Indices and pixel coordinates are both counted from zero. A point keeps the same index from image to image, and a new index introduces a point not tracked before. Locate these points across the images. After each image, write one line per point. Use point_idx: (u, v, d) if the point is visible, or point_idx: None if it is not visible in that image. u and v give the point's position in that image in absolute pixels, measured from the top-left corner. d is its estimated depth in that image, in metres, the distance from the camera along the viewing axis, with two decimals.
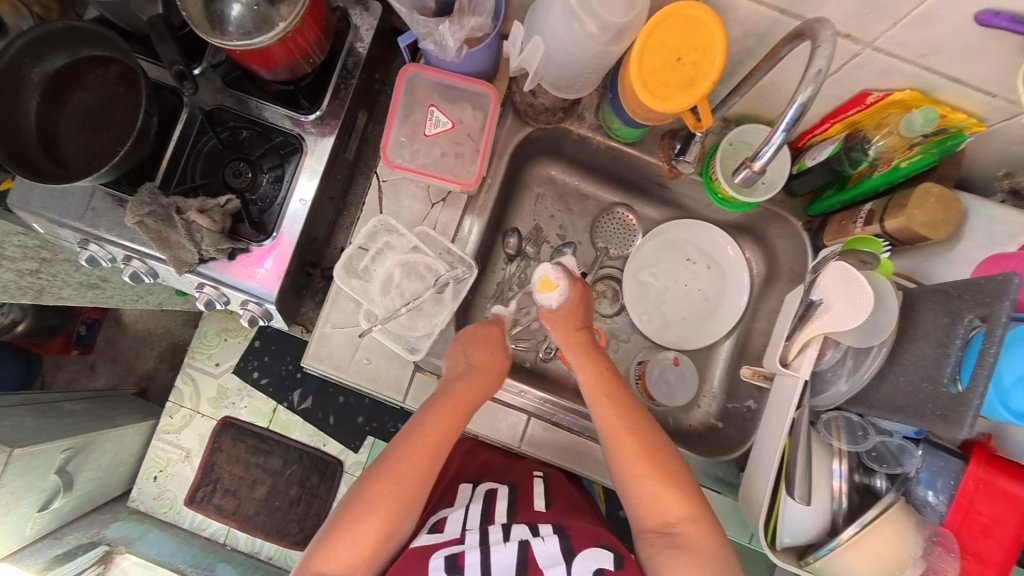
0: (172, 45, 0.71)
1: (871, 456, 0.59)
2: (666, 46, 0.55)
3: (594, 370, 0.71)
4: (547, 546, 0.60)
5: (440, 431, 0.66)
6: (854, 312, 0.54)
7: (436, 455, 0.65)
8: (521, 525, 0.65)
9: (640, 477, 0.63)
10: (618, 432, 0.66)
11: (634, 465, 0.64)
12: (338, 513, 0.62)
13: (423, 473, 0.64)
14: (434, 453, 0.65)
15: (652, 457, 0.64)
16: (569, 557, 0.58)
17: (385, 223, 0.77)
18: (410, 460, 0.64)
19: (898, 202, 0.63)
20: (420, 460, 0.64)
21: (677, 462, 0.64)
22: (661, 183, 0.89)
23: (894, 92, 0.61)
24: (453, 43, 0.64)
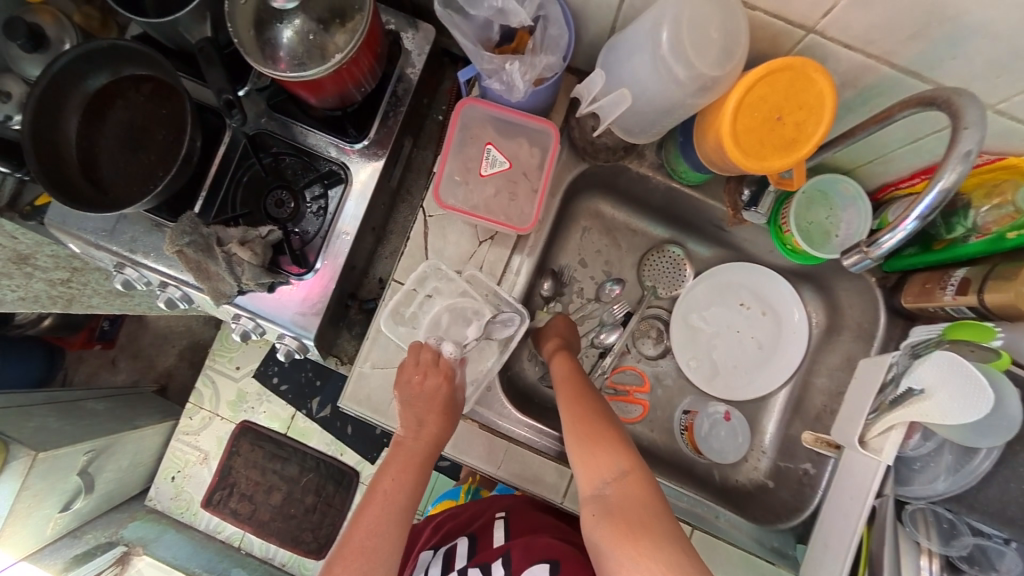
0: (219, 71, 0.66)
1: (961, 556, 0.52)
2: (767, 104, 0.50)
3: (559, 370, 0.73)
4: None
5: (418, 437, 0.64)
6: (965, 409, 0.49)
7: (412, 464, 0.63)
8: (474, 574, 0.67)
9: (580, 455, 0.61)
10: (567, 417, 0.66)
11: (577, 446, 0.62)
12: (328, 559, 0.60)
13: (397, 483, 0.61)
14: (412, 460, 0.63)
15: (591, 435, 0.62)
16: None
17: (436, 268, 0.72)
18: (386, 471, 0.63)
19: (1004, 275, 0.58)
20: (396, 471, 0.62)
21: (617, 438, 0.61)
22: (722, 228, 0.83)
23: (1011, 157, 0.56)
24: (522, 84, 0.59)
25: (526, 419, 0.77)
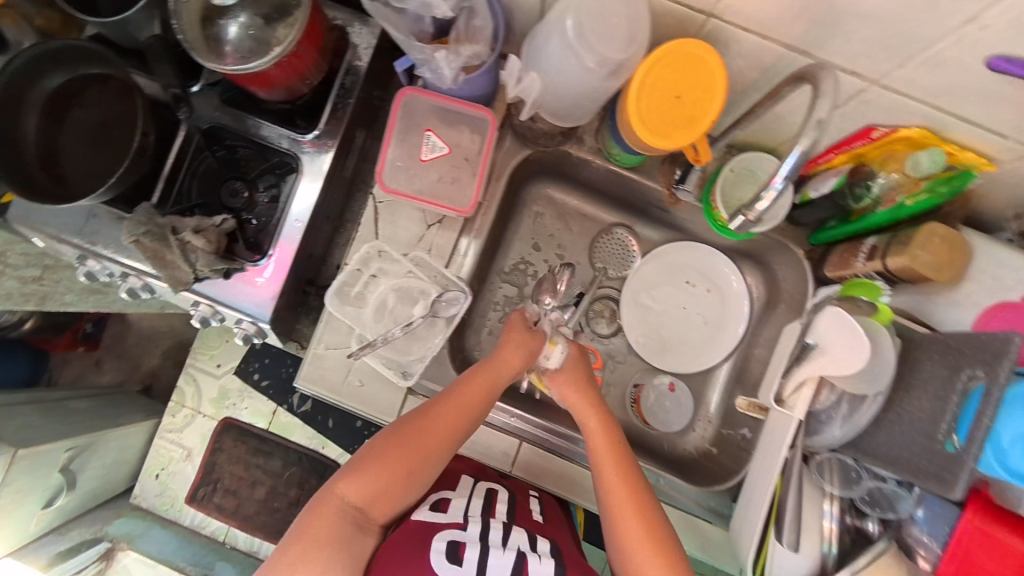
0: (169, 68, 0.73)
1: (864, 500, 0.59)
2: (665, 85, 0.54)
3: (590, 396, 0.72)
4: (542, 568, 0.62)
5: (459, 407, 0.68)
6: (855, 356, 0.53)
7: (461, 430, 0.68)
8: (519, 534, 0.66)
9: (615, 494, 0.65)
10: (599, 457, 0.68)
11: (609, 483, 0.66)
12: (361, 450, 0.66)
13: (445, 442, 0.67)
14: (461, 425, 0.68)
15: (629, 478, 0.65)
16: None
17: (380, 249, 0.77)
18: (438, 430, 0.66)
19: (902, 240, 0.61)
20: (445, 431, 0.67)
21: (644, 481, 0.66)
22: (661, 207, 0.87)
23: (904, 128, 0.58)
24: (448, 73, 0.63)
25: None
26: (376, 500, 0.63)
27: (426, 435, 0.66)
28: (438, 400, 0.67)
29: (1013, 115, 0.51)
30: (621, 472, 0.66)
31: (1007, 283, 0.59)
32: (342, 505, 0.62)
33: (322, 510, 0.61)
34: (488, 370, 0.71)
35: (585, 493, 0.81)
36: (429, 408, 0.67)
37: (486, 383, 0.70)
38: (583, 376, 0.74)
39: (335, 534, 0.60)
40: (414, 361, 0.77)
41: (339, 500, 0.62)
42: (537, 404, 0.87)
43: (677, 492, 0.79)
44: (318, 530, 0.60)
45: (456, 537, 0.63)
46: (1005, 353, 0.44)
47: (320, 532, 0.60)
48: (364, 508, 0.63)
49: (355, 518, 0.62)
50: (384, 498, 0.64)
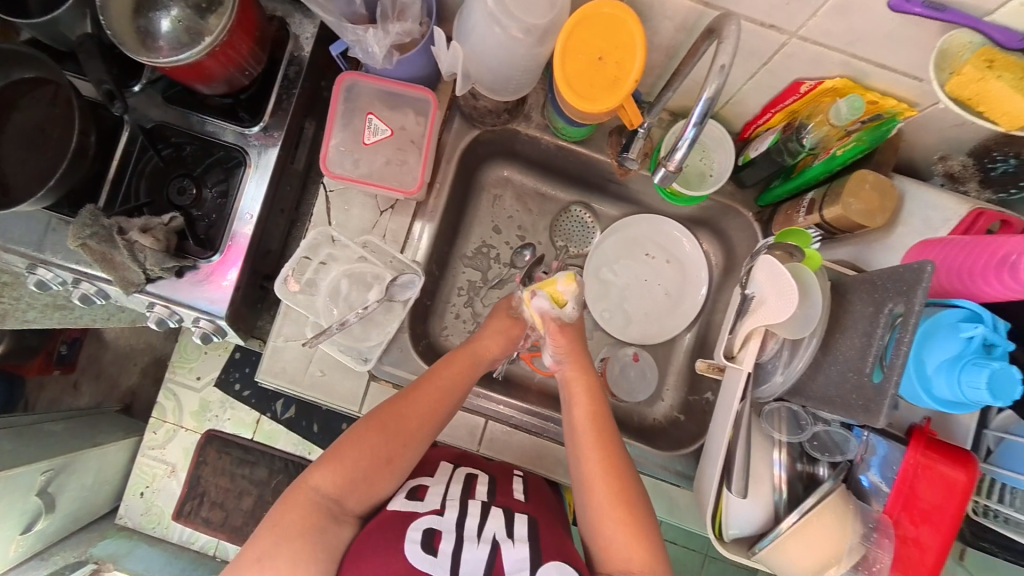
0: (99, 64, 0.68)
1: (815, 446, 0.61)
2: (590, 45, 0.56)
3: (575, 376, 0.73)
4: (517, 552, 0.59)
5: (437, 391, 0.70)
6: (784, 305, 0.54)
7: (439, 416, 0.69)
8: (497, 519, 0.63)
9: (590, 462, 0.65)
10: (581, 426, 0.68)
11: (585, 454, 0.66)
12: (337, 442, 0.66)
13: (422, 428, 0.68)
14: (436, 410, 0.69)
15: (605, 445, 0.66)
16: (535, 564, 0.58)
17: (329, 235, 0.76)
18: (414, 415, 0.68)
19: (835, 190, 0.62)
20: (420, 416, 0.68)
21: (623, 451, 0.67)
22: (615, 180, 0.87)
23: (827, 80, 0.59)
24: (380, 50, 0.62)
25: None
26: (351, 488, 0.63)
27: (401, 421, 0.67)
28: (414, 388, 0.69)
29: (921, 57, 0.52)
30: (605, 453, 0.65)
31: (936, 224, 0.61)
32: (315, 495, 0.61)
33: (295, 500, 0.61)
34: (466, 352, 0.74)
35: (554, 467, 0.81)
36: (405, 394, 0.69)
37: (464, 363, 0.73)
38: (581, 345, 0.74)
39: (309, 522, 0.59)
40: (373, 347, 0.77)
41: (312, 489, 0.62)
42: (506, 384, 0.88)
43: (644, 458, 0.80)
44: (292, 519, 0.59)
45: (432, 526, 0.60)
46: (919, 281, 0.45)
47: (294, 522, 0.59)
48: (339, 498, 0.63)
49: (329, 507, 0.62)
50: (360, 486, 0.64)
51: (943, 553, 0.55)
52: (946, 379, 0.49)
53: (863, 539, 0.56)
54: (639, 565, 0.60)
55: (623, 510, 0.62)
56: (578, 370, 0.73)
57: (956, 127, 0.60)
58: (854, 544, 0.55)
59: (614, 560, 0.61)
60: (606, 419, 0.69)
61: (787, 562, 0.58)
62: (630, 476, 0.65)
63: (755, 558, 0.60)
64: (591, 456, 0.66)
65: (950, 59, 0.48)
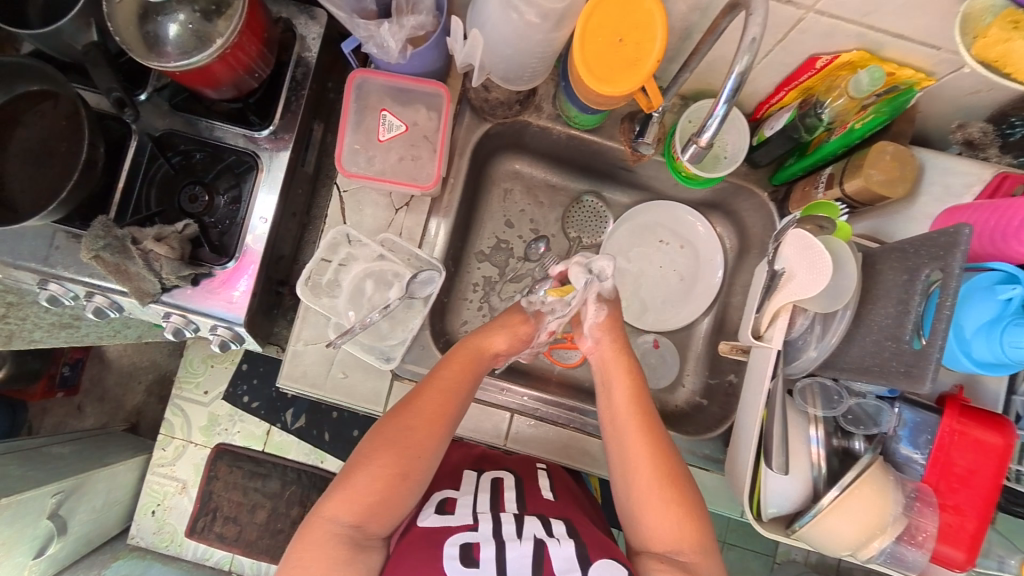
0: (107, 72, 0.67)
1: (848, 420, 0.60)
2: (607, 29, 0.57)
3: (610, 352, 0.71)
4: (563, 550, 0.57)
5: (442, 392, 0.66)
6: (815, 279, 0.55)
7: (451, 420, 0.66)
8: (533, 522, 0.62)
9: (632, 446, 0.64)
10: (623, 420, 0.66)
11: (626, 445, 0.65)
12: (345, 467, 0.63)
13: (434, 435, 0.64)
14: (445, 413, 0.65)
15: (644, 421, 0.65)
16: (584, 562, 0.56)
17: (346, 233, 0.75)
18: (421, 421, 0.64)
19: (855, 163, 0.63)
20: (427, 424, 0.64)
21: (665, 434, 0.65)
22: (626, 167, 0.87)
23: (842, 54, 0.60)
24: (394, 44, 0.63)
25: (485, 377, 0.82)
26: (370, 513, 0.59)
27: (410, 435, 0.63)
28: (423, 386, 0.66)
29: (938, 24, 0.53)
30: (643, 440, 0.64)
31: (958, 190, 0.61)
32: (334, 527, 0.58)
33: (313, 536, 0.58)
34: (466, 348, 0.70)
35: (581, 457, 0.81)
36: (409, 401, 0.65)
37: (464, 360, 0.69)
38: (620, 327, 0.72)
39: (332, 557, 0.56)
40: (394, 346, 0.77)
41: (329, 521, 0.58)
42: (527, 377, 0.88)
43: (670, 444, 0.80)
44: (315, 557, 0.56)
45: (469, 539, 0.58)
46: (956, 245, 0.46)
47: (318, 559, 0.56)
48: (359, 525, 0.59)
49: (352, 536, 0.58)
50: (379, 508, 0.60)
51: (983, 519, 0.55)
52: (986, 341, 0.50)
53: (904, 508, 0.56)
54: (690, 545, 0.60)
55: (667, 489, 0.62)
56: (615, 359, 0.70)
57: (973, 93, 0.61)
58: (896, 516, 0.55)
59: (662, 545, 0.61)
60: (647, 402, 0.67)
61: (826, 537, 0.57)
62: (671, 453, 0.64)
63: (794, 535, 0.59)
64: (626, 439, 0.65)
65: (972, 22, 0.48)
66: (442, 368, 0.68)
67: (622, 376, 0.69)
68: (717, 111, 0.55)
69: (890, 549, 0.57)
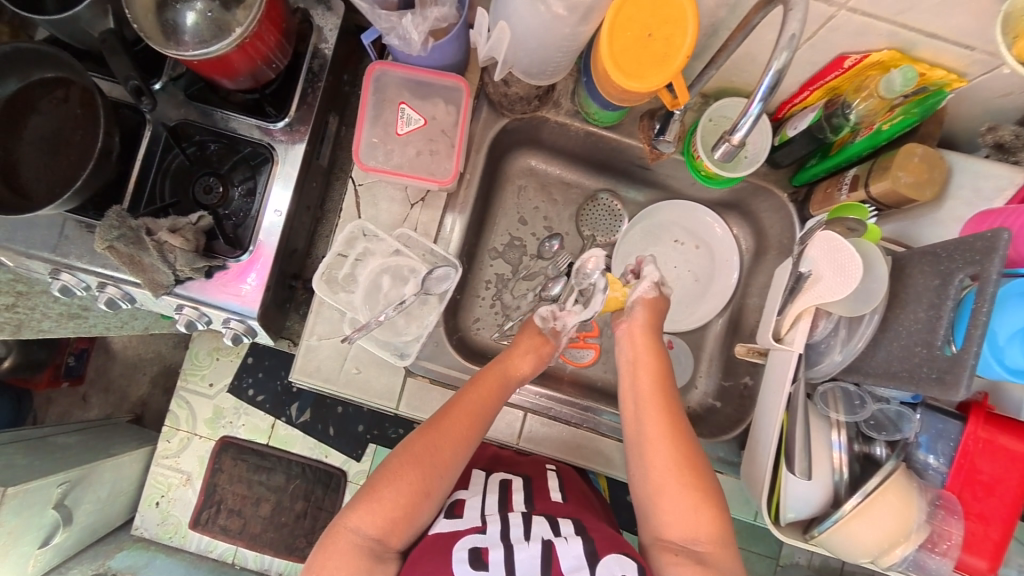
0: (125, 60, 0.66)
1: (870, 425, 0.60)
2: (636, 24, 0.56)
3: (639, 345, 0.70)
4: (572, 548, 0.57)
5: (470, 412, 0.66)
6: (845, 281, 0.54)
7: (477, 440, 0.66)
8: (541, 522, 0.61)
9: (654, 428, 0.63)
10: (644, 403, 0.65)
11: (648, 427, 0.64)
12: (369, 478, 0.62)
13: (460, 455, 0.64)
14: (472, 434, 0.65)
15: (665, 402, 0.65)
16: (593, 560, 0.56)
17: (362, 227, 0.75)
18: (449, 441, 0.64)
19: (882, 165, 0.62)
20: (455, 445, 0.64)
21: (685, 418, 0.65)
22: (644, 165, 0.86)
23: (872, 53, 0.59)
24: (417, 36, 0.62)
25: None
26: (393, 527, 0.59)
27: (437, 452, 0.63)
28: (451, 405, 0.66)
29: (975, 24, 0.51)
30: (664, 420, 0.64)
31: (988, 194, 0.60)
32: (357, 538, 0.58)
33: (336, 546, 0.58)
34: (494, 370, 0.70)
35: (594, 458, 0.81)
36: (439, 420, 0.65)
37: (494, 382, 0.69)
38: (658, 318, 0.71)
39: (353, 568, 0.56)
40: (408, 342, 0.76)
41: (352, 532, 0.58)
42: (540, 375, 0.87)
43: None
44: (337, 567, 0.56)
45: (478, 543, 0.58)
46: (994, 250, 0.45)
47: (340, 569, 0.56)
48: (380, 538, 0.59)
49: (373, 548, 0.58)
50: (402, 523, 0.60)
51: (1008, 528, 0.54)
52: (1021, 348, 0.50)
53: (927, 516, 0.55)
54: (705, 534, 0.59)
55: (686, 469, 0.61)
56: (644, 346, 0.69)
57: (1005, 96, 0.60)
58: (919, 523, 0.54)
59: (679, 532, 0.60)
60: (668, 387, 0.67)
61: (846, 543, 0.57)
62: (689, 435, 0.63)
63: (813, 540, 0.59)
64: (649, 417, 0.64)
65: (1013, 21, 0.48)
66: (471, 388, 0.68)
67: (648, 363, 0.68)
68: (750, 110, 0.54)
69: (912, 556, 0.57)
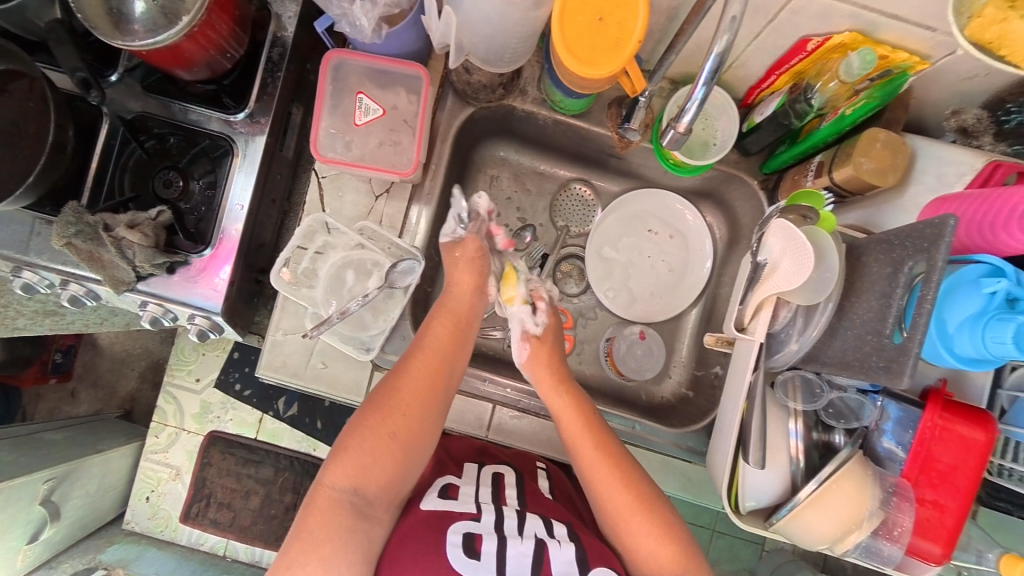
0: (72, 51, 0.65)
1: (829, 413, 0.60)
2: (588, 7, 0.55)
3: (552, 387, 0.69)
4: (564, 553, 0.57)
5: (430, 353, 0.66)
6: (800, 268, 0.53)
7: (441, 381, 0.65)
8: (535, 520, 0.61)
9: (601, 483, 0.63)
10: (579, 445, 0.65)
11: (591, 473, 0.64)
12: (341, 436, 0.63)
13: (425, 400, 0.64)
14: (437, 381, 0.65)
15: (605, 447, 0.65)
16: (583, 568, 0.56)
17: (324, 221, 0.74)
18: (409, 384, 0.64)
19: (845, 150, 0.61)
20: (421, 386, 0.64)
21: (621, 449, 0.66)
22: (615, 154, 0.84)
23: (835, 35, 0.57)
24: (368, 23, 0.60)
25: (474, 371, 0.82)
26: (368, 475, 0.59)
27: (399, 396, 0.63)
28: (408, 352, 0.66)
29: (934, 4, 0.50)
30: (608, 471, 0.63)
31: (950, 180, 0.60)
32: (335, 493, 0.58)
33: (316, 505, 0.57)
34: (451, 308, 0.71)
35: (564, 449, 0.81)
36: (401, 368, 0.65)
37: (454, 320, 0.69)
38: (552, 343, 0.73)
39: (334, 521, 0.55)
40: (375, 336, 0.75)
41: (330, 488, 0.58)
42: (513, 369, 0.87)
43: (655, 435, 0.80)
44: (318, 524, 0.55)
45: (471, 529, 0.58)
46: (940, 237, 0.44)
47: (319, 526, 0.55)
48: (358, 489, 0.58)
49: (354, 502, 0.57)
50: (376, 472, 0.59)
51: (962, 515, 0.55)
52: (969, 336, 0.49)
53: (881, 503, 0.55)
54: (669, 566, 0.60)
55: (645, 514, 0.61)
56: (553, 378, 0.70)
57: (968, 79, 0.59)
58: (872, 511, 0.55)
59: (653, 571, 0.61)
60: (601, 429, 0.66)
61: (805, 531, 0.57)
62: (640, 478, 0.64)
63: (772, 528, 0.59)
64: (582, 450, 0.65)
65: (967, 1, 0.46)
66: (429, 330, 0.68)
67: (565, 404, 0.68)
68: (695, 94, 0.53)
69: (866, 543, 0.57)
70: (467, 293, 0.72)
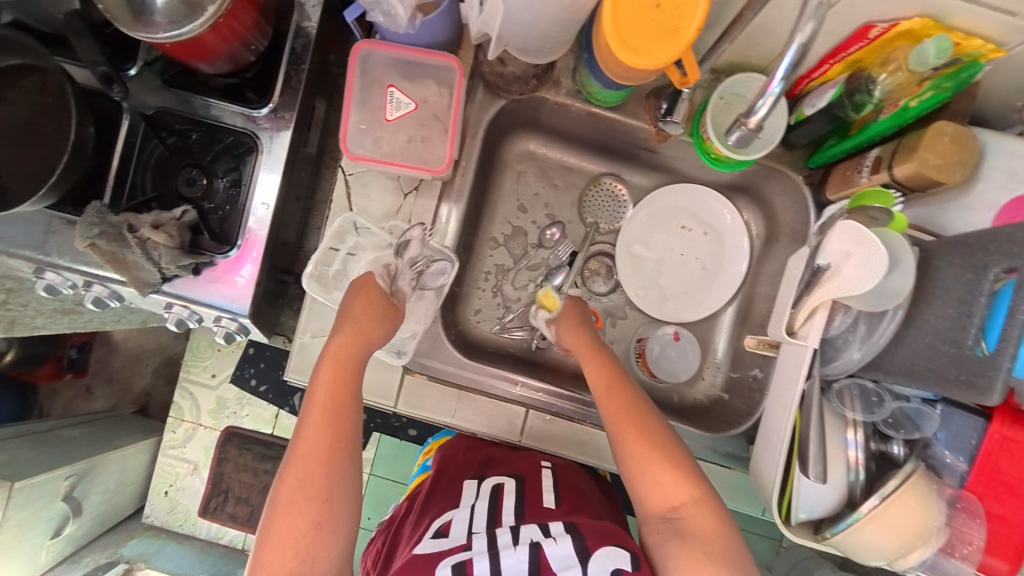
0: (92, 44, 0.62)
1: (888, 423, 0.57)
2: None
3: (582, 345, 0.72)
4: (562, 549, 0.55)
5: (333, 369, 0.62)
6: (866, 277, 0.51)
7: (348, 394, 0.62)
8: (530, 526, 0.60)
9: (624, 436, 0.63)
10: (612, 414, 0.65)
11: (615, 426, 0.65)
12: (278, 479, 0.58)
13: (338, 416, 0.60)
14: (343, 395, 0.61)
15: (625, 396, 0.66)
16: (585, 557, 0.54)
17: (353, 221, 0.71)
18: (322, 406, 0.60)
19: (908, 145, 0.57)
20: (331, 406, 0.60)
21: (648, 404, 0.66)
22: (649, 148, 0.81)
23: (903, 21, 0.54)
24: (403, 11, 0.57)
25: (501, 372, 0.79)
26: (305, 509, 0.55)
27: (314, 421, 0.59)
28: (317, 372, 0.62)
29: None
30: (623, 410, 0.65)
31: None
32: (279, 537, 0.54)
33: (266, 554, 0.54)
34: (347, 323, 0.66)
35: (595, 453, 0.79)
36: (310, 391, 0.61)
37: (351, 336, 0.64)
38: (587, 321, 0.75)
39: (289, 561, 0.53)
40: (407, 340, 0.74)
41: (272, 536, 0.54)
42: (540, 370, 0.85)
43: (690, 439, 0.78)
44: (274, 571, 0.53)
45: (461, 558, 0.56)
46: None
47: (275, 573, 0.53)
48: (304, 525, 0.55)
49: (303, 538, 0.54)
50: (311, 501, 0.56)
51: None
52: None
53: (947, 518, 0.53)
54: (679, 497, 0.59)
55: (649, 444, 0.62)
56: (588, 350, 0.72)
57: None
58: (938, 526, 0.52)
59: (657, 503, 0.60)
60: (623, 379, 0.68)
61: (863, 546, 0.55)
62: (653, 420, 0.64)
63: (824, 541, 0.57)
64: (614, 412, 0.65)
65: None
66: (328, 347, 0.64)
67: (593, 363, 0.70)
68: (770, 90, 0.52)
69: (929, 559, 0.55)
70: (361, 306, 0.67)
